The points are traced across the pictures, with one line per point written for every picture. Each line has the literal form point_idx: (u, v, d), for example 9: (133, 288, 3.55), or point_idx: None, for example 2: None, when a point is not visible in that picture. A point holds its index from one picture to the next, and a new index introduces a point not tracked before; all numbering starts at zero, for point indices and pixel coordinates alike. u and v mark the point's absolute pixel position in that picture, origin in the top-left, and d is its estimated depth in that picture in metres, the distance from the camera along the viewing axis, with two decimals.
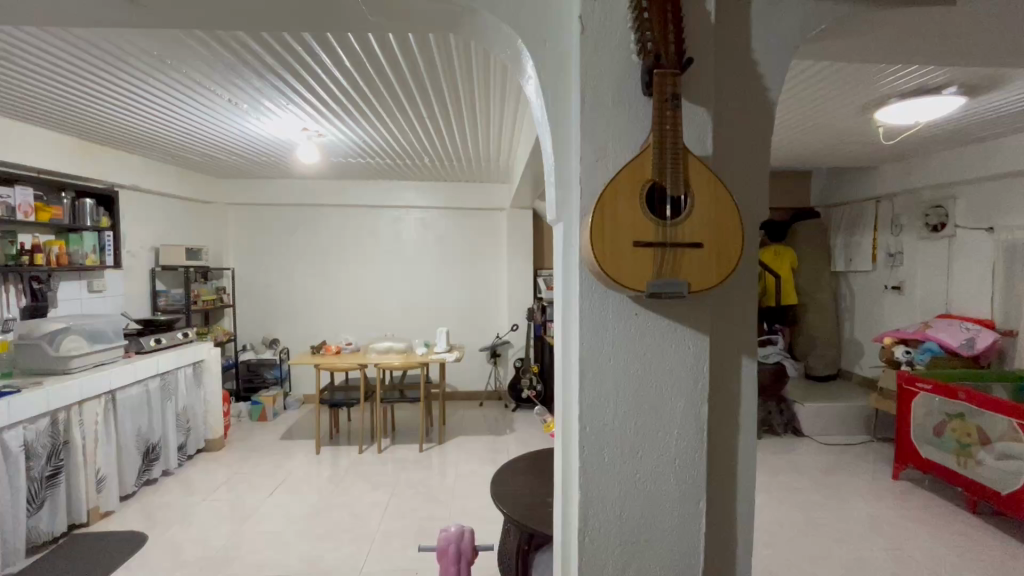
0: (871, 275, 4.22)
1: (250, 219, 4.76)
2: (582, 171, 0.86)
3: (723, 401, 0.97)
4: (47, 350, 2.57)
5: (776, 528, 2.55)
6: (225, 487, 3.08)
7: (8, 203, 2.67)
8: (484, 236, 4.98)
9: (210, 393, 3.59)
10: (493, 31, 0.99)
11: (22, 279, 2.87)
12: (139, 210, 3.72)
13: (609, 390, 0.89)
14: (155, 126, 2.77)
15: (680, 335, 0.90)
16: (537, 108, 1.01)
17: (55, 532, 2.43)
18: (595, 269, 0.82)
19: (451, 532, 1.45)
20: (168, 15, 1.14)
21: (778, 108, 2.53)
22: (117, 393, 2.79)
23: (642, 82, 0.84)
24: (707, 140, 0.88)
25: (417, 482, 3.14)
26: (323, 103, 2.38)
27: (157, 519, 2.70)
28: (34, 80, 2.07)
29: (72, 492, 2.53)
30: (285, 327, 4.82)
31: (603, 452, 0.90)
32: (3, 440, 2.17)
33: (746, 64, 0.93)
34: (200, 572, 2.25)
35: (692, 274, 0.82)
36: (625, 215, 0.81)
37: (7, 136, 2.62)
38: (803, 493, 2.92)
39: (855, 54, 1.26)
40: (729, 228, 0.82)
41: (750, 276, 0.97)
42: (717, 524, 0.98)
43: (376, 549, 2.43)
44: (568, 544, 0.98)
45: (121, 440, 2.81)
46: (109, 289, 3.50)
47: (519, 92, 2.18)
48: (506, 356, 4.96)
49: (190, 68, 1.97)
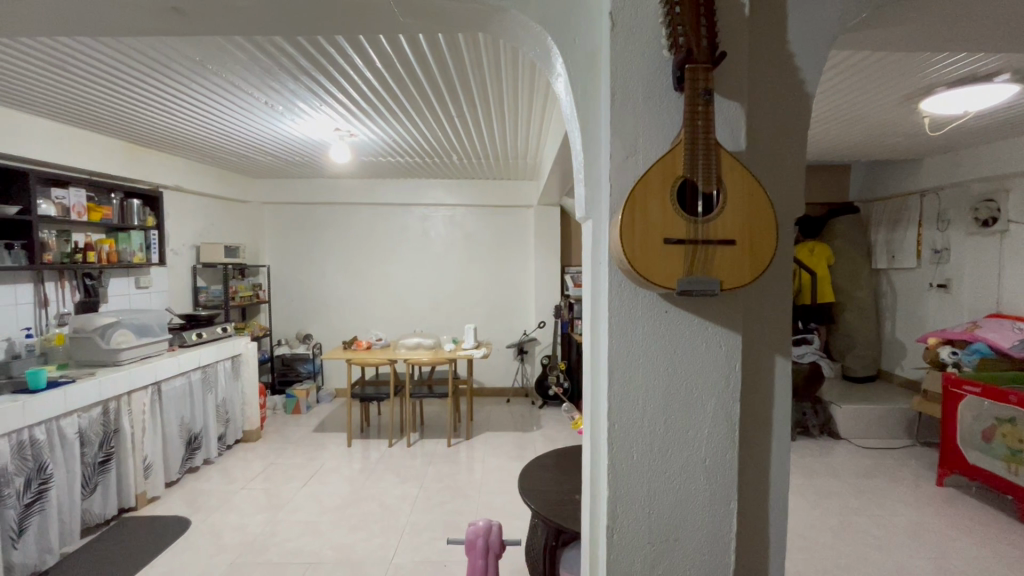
0: (915, 273, 4.03)
1: (285, 218, 4.91)
2: (612, 168, 0.86)
3: (757, 398, 0.96)
4: (100, 343, 2.72)
5: (810, 532, 2.49)
6: (261, 476, 3.20)
7: (63, 204, 2.83)
8: (511, 233, 4.99)
9: (247, 385, 3.72)
10: (523, 30, 0.99)
11: (76, 276, 3.06)
12: (180, 210, 3.87)
13: (638, 387, 0.89)
14: (195, 127, 2.88)
15: (711, 333, 0.89)
16: (566, 107, 1.01)
17: (106, 515, 2.56)
18: (624, 267, 0.82)
19: (479, 526, 1.47)
20: (207, 21, 1.18)
21: (817, 100, 2.44)
22: (162, 384, 2.93)
23: (674, 78, 0.83)
24: (740, 135, 0.86)
25: (445, 476, 3.19)
26: (355, 104, 2.43)
27: (199, 505, 2.84)
28: (85, 87, 2.19)
29: (122, 477, 2.68)
30: (318, 322, 4.96)
31: (632, 449, 0.90)
32: (60, 426, 2.31)
33: (781, 56, 0.91)
34: (240, 557, 2.35)
35: (724, 272, 0.80)
36: (655, 213, 0.81)
37: (60, 140, 2.77)
38: (839, 498, 2.83)
39: (896, 43, 1.21)
40: (762, 226, 0.81)
41: (785, 275, 0.95)
42: (750, 524, 0.97)
43: (405, 541, 2.47)
44: (596, 540, 0.99)
45: (166, 429, 2.95)
46: (154, 285, 3.66)
47: (547, 89, 2.18)
48: (534, 353, 4.97)
49: (229, 71, 2.04)
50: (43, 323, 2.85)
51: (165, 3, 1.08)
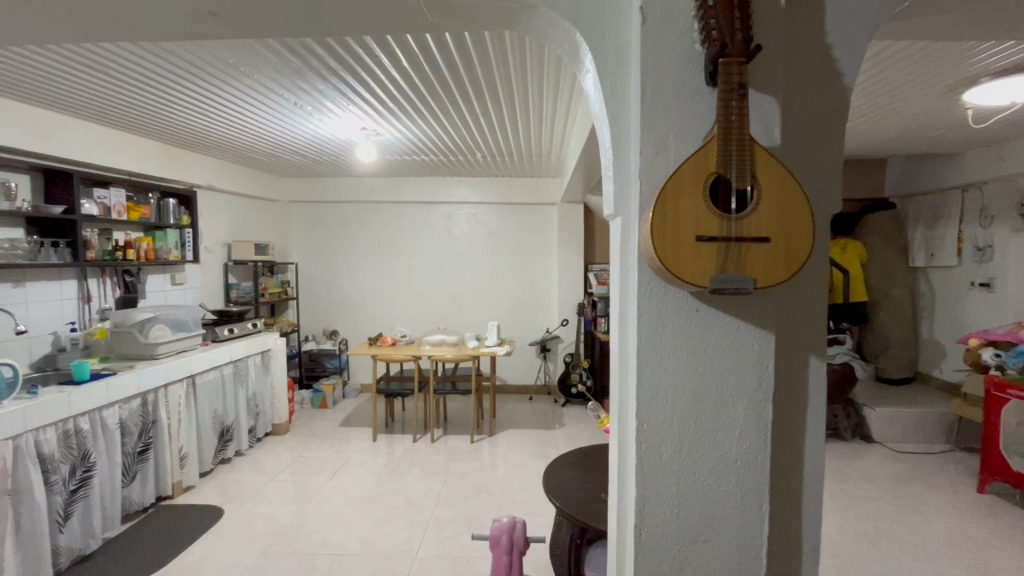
0: (955, 271, 3.87)
1: (312, 216, 5.01)
2: (642, 165, 0.85)
3: (791, 399, 0.94)
4: (139, 337, 2.82)
5: (842, 538, 2.43)
6: (290, 469, 3.28)
7: (105, 203, 2.96)
8: (534, 230, 4.98)
9: (276, 380, 3.82)
10: (553, 26, 0.99)
11: (116, 272, 3.18)
12: (213, 209, 3.99)
13: (668, 387, 0.88)
14: (227, 128, 2.96)
15: (743, 332, 0.87)
16: (595, 103, 1.00)
17: (144, 502, 2.67)
18: (655, 264, 0.81)
19: (504, 522, 1.49)
20: (244, 24, 1.21)
21: (854, 92, 2.36)
22: (196, 377, 3.03)
23: (707, 72, 0.82)
24: (774, 129, 0.84)
25: (469, 472, 3.21)
26: (382, 104, 2.47)
27: (231, 495, 2.93)
28: (125, 90, 2.28)
29: (160, 466, 2.78)
30: (344, 319, 5.05)
31: (661, 449, 0.89)
32: (102, 416, 2.41)
33: (819, 47, 0.88)
34: (270, 546, 2.41)
35: (758, 269, 0.78)
36: (687, 209, 0.79)
37: (104, 142, 2.90)
38: (874, 503, 2.75)
39: (940, 32, 1.16)
40: (798, 223, 0.79)
41: (822, 273, 0.92)
42: (783, 528, 0.95)
43: (430, 535, 2.50)
44: (623, 539, 0.98)
45: (200, 421, 3.05)
46: (189, 282, 3.79)
47: (572, 85, 2.16)
48: (557, 351, 4.96)
49: (261, 73, 2.09)
50: (86, 318, 2.98)
51: (204, 7, 1.12)
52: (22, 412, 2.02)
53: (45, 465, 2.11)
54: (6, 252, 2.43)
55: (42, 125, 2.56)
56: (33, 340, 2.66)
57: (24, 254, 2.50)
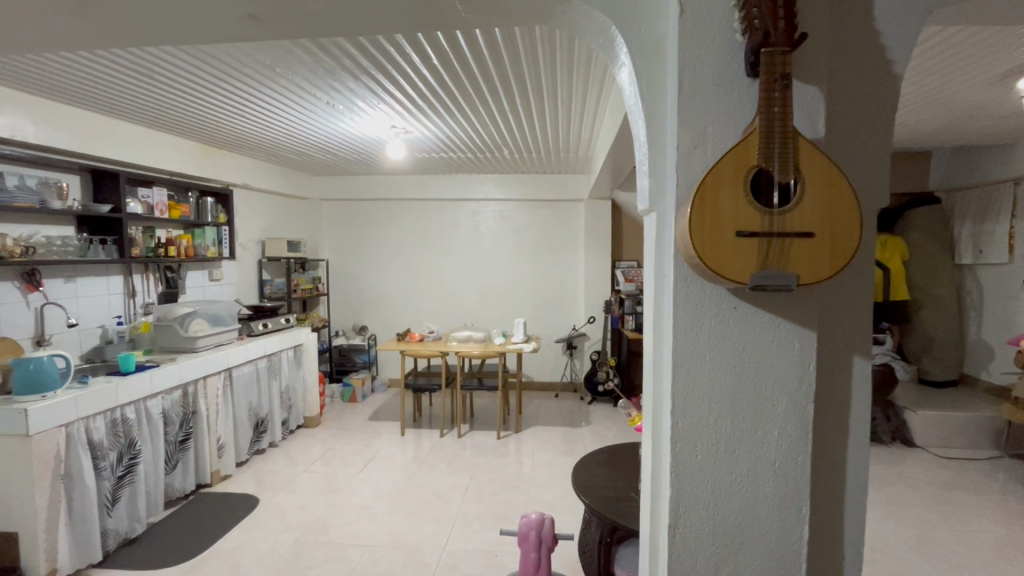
0: (1007, 269, 3.65)
1: (342, 214, 5.11)
2: (679, 159, 0.84)
3: (835, 400, 0.91)
4: (179, 331, 2.93)
5: (881, 544, 2.34)
6: (321, 461, 3.35)
7: (148, 202, 3.09)
8: (562, 228, 4.96)
9: (308, 374, 3.92)
10: (586, 20, 0.98)
11: (158, 268, 3.30)
12: (248, 207, 4.10)
13: (704, 386, 0.86)
14: (263, 129, 3.05)
15: (784, 330, 0.85)
16: (630, 96, 0.99)
17: (185, 489, 2.78)
18: (692, 260, 0.80)
19: (532, 518, 1.49)
20: (281, 26, 1.24)
21: (905, 80, 2.25)
22: (233, 370, 3.13)
23: (748, 62, 0.80)
24: (819, 121, 0.81)
25: (495, 467, 3.23)
26: (411, 101, 2.49)
27: (266, 484, 3.02)
28: (167, 93, 2.37)
29: (199, 456, 2.89)
30: (373, 314, 5.14)
31: (696, 449, 0.87)
32: (147, 406, 2.52)
33: (866, 34, 0.85)
34: (303, 535, 2.48)
35: (802, 265, 0.76)
36: (726, 203, 0.77)
37: (147, 142, 3.02)
38: (914, 509, 2.65)
39: (998, 13, 1.10)
40: (843, 217, 0.76)
41: (867, 269, 0.89)
42: (823, 533, 0.92)
43: (458, 529, 2.53)
44: (656, 539, 0.97)
45: (237, 413, 3.15)
46: (225, 278, 3.91)
47: (602, 79, 2.14)
48: (583, 349, 4.94)
49: (295, 74, 2.13)
50: (131, 312, 3.11)
51: (244, 10, 1.16)
52: (73, 400, 2.13)
53: (95, 451, 2.22)
54: (58, 249, 2.59)
55: (92, 127, 2.68)
56: (83, 332, 2.80)
57: (74, 252, 2.66)
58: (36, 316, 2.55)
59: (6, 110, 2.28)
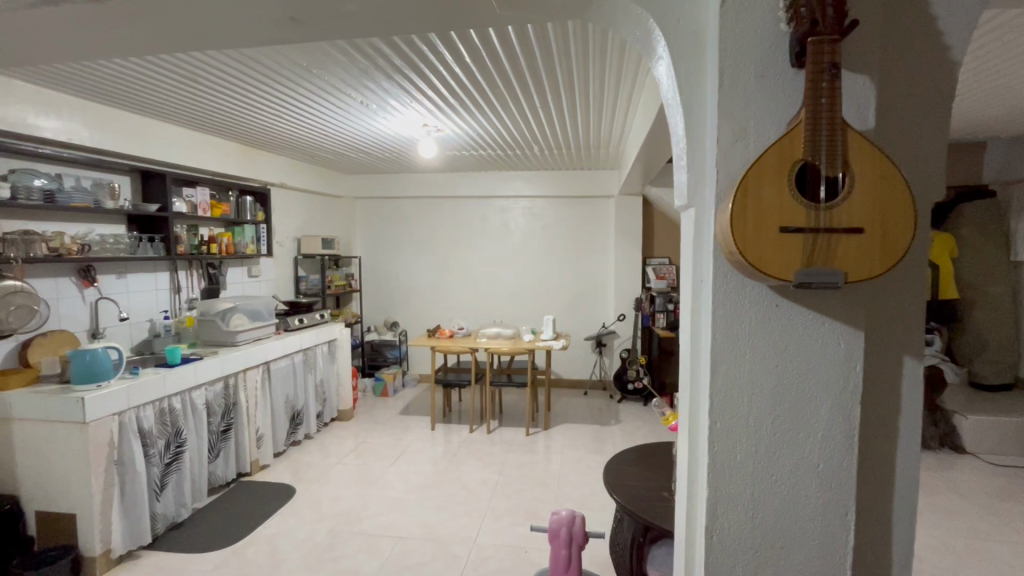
0: None
1: (374, 211, 5.20)
2: (719, 153, 0.82)
3: (882, 401, 0.87)
4: (221, 325, 3.05)
5: (929, 555, 2.24)
6: (354, 453, 3.43)
7: (192, 202, 3.22)
8: (592, 225, 4.92)
9: (342, 369, 4.02)
10: (623, 14, 0.97)
11: (201, 265, 3.43)
12: (284, 205, 4.23)
13: (743, 385, 0.84)
14: (300, 130, 3.14)
15: (830, 329, 0.82)
16: (667, 90, 0.97)
17: (227, 477, 2.89)
18: (734, 256, 0.78)
19: (563, 516, 1.49)
20: (320, 29, 1.28)
21: (966, 65, 2.13)
22: (271, 364, 3.23)
23: (794, 52, 0.77)
24: (870, 112, 0.78)
25: (524, 464, 3.24)
26: (443, 100, 2.51)
27: (301, 475, 3.11)
28: (212, 96, 2.47)
29: (240, 446, 3.00)
30: (404, 311, 5.23)
31: (735, 450, 0.85)
32: (192, 397, 2.63)
33: (920, 21, 0.81)
34: (337, 525, 2.55)
35: (850, 262, 0.73)
36: (769, 199, 0.75)
37: (191, 143, 3.14)
38: (965, 519, 2.52)
39: None
40: (895, 212, 0.73)
41: (919, 268, 0.85)
42: (869, 539, 0.89)
43: (488, 524, 2.55)
44: (692, 540, 0.95)
45: (274, 405, 3.26)
46: (263, 274, 4.04)
47: (636, 72, 2.10)
48: (612, 347, 4.90)
49: (330, 74, 2.18)
50: (176, 307, 3.25)
51: (285, 14, 1.20)
52: (125, 390, 2.24)
53: (145, 439, 2.33)
54: (111, 247, 2.71)
55: (140, 130, 2.80)
56: (133, 326, 2.94)
57: (126, 249, 2.78)
58: (92, 310, 2.69)
59: (63, 117, 2.41)
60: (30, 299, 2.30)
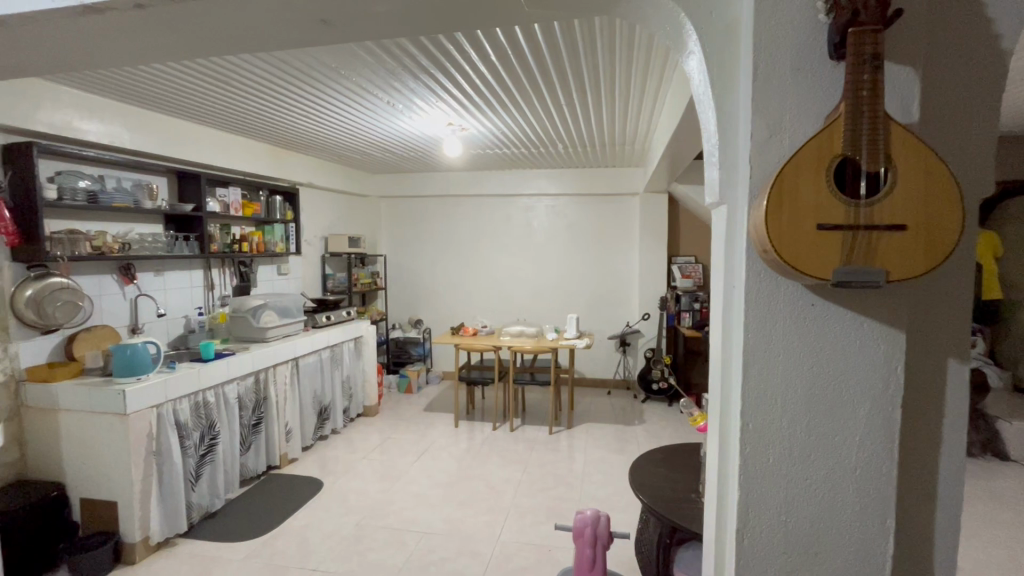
0: None
1: (398, 210, 5.27)
2: (753, 149, 0.80)
3: (925, 404, 0.84)
4: (252, 322, 3.13)
5: (971, 566, 2.14)
6: (379, 448, 3.49)
7: (224, 201, 3.31)
8: (615, 223, 4.87)
9: (367, 365, 4.08)
10: (653, 9, 0.96)
11: (233, 263, 3.53)
12: (312, 204, 4.31)
13: (776, 386, 0.82)
14: (327, 130, 3.19)
15: (868, 330, 0.79)
16: (698, 86, 0.95)
17: (257, 470, 2.97)
18: (768, 254, 0.76)
19: (587, 515, 1.48)
20: (350, 30, 1.30)
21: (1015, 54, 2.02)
22: (299, 359, 3.31)
23: (833, 44, 0.75)
24: (913, 105, 0.75)
25: (548, 462, 3.24)
26: (467, 99, 2.52)
27: (329, 468, 3.18)
28: (243, 99, 2.53)
29: (270, 439, 3.08)
30: (428, 309, 5.28)
31: (767, 452, 0.83)
32: (224, 391, 2.71)
33: (967, 11, 0.78)
34: (363, 519, 2.59)
35: (892, 261, 0.70)
36: (805, 195, 0.73)
37: (224, 145, 3.23)
38: (1010, 529, 2.41)
39: None
40: (939, 208, 0.70)
41: (963, 267, 0.82)
42: (908, 549, 0.86)
43: (512, 521, 2.56)
44: (722, 544, 0.93)
45: (302, 400, 3.33)
46: (292, 272, 4.14)
47: (662, 67, 2.07)
48: (637, 346, 4.85)
49: (358, 75, 2.21)
50: (210, 304, 3.35)
51: (316, 16, 1.21)
52: (163, 384, 2.32)
53: (181, 431, 2.41)
54: (150, 245, 2.81)
55: (176, 132, 2.89)
56: (170, 321, 3.05)
57: (163, 247, 2.87)
58: (131, 306, 2.80)
59: (104, 120, 2.50)
60: (75, 295, 2.41)
